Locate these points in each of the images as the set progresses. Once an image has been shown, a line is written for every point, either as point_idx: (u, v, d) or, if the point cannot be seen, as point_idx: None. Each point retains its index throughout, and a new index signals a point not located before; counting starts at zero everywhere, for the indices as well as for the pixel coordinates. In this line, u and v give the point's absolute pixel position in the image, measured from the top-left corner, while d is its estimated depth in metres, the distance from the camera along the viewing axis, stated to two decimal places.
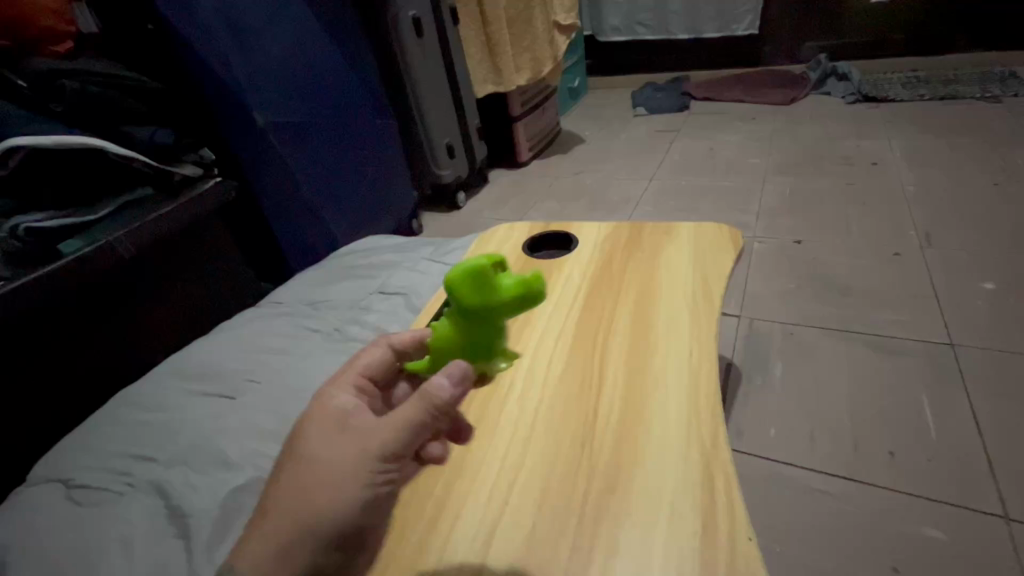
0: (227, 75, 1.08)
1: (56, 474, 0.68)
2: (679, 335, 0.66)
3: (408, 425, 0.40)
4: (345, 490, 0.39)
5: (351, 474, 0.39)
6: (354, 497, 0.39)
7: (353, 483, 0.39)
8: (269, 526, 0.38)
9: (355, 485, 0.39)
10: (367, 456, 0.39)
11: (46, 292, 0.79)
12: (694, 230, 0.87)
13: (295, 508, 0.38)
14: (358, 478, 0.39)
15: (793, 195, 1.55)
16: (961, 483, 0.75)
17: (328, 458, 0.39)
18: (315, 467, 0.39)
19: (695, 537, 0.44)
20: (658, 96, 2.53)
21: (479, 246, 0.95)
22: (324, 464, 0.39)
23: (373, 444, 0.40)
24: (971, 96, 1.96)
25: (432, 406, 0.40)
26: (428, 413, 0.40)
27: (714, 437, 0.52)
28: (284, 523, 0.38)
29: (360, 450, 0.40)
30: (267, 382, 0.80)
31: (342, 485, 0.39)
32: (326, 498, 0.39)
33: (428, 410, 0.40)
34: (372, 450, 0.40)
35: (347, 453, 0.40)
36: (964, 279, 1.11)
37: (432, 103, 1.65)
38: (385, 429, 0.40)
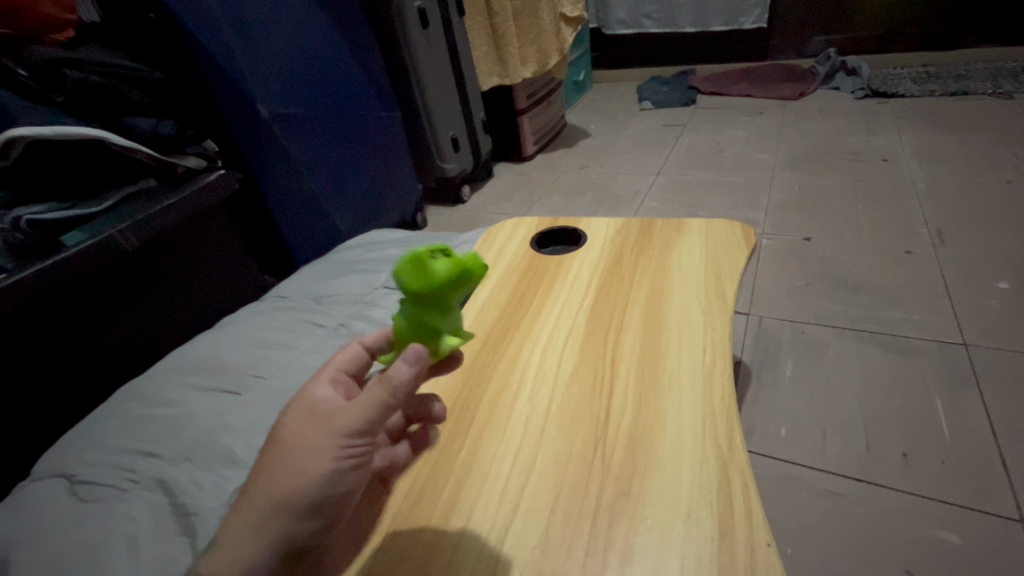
0: (230, 66, 1.06)
1: (60, 468, 0.68)
2: (692, 334, 0.65)
3: (366, 407, 0.39)
4: (313, 467, 0.39)
5: (319, 451, 0.39)
6: (323, 473, 0.39)
7: (321, 461, 0.39)
8: (257, 507, 0.39)
9: (323, 462, 0.39)
10: (333, 439, 0.39)
11: (47, 286, 0.78)
12: (704, 226, 0.86)
13: (270, 486, 0.39)
14: (326, 455, 0.39)
15: (802, 191, 1.53)
16: (974, 486, 0.74)
17: (299, 443, 0.40)
18: (289, 446, 0.40)
19: (712, 542, 0.43)
20: (664, 90, 2.50)
21: (486, 240, 0.94)
22: (296, 449, 0.40)
23: (337, 423, 0.39)
24: (982, 91, 1.93)
25: (392, 386, 0.39)
26: (388, 394, 0.39)
27: (729, 439, 0.51)
28: (263, 499, 0.39)
29: (327, 429, 0.40)
30: (272, 377, 0.79)
31: (311, 463, 0.39)
32: (298, 476, 0.39)
33: (385, 392, 0.39)
34: (336, 432, 0.39)
35: (315, 437, 0.40)
36: (976, 278, 1.09)
37: (437, 95, 1.63)
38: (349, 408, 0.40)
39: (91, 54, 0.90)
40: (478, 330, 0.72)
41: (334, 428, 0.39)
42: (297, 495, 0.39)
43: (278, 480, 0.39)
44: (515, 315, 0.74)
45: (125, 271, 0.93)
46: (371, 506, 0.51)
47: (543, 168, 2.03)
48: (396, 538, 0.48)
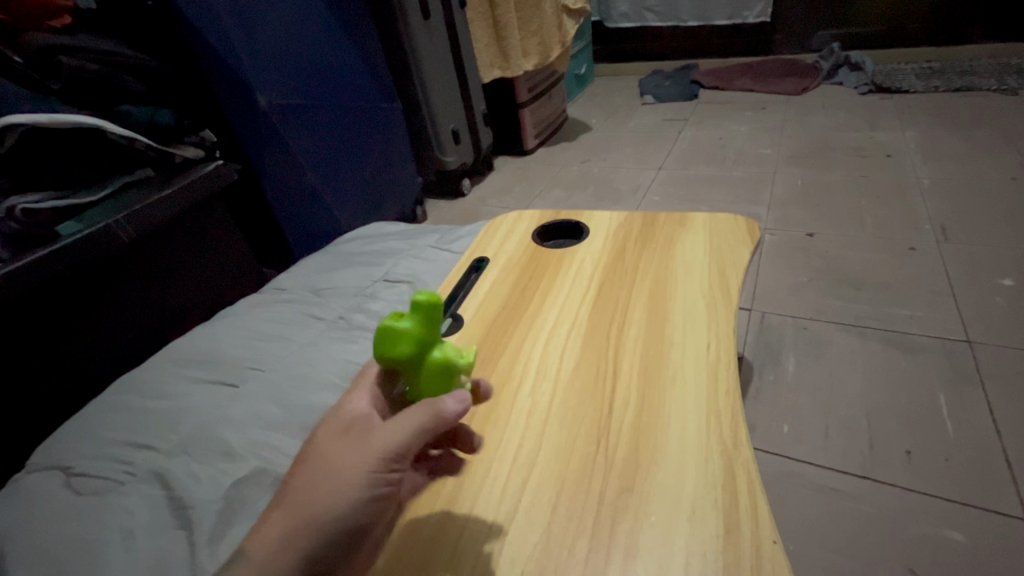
0: (228, 55, 1.05)
1: (55, 460, 0.67)
2: (696, 329, 0.64)
3: (409, 433, 0.39)
4: (349, 493, 0.38)
5: (354, 473, 0.38)
6: (358, 498, 0.38)
7: (357, 485, 0.38)
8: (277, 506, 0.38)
9: (358, 487, 0.38)
10: (373, 463, 0.39)
11: (42, 277, 0.77)
12: (708, 219, 0.85)
13: (297, 508, 0.38)
14: (362, 479, 0.39)
15: (805, 186, 1.52)
16: (978, 484, 0.73)
17: (338, 464, 0.39)
18: (321, 466, 0.39)
19: (717, 539, 0.42)
20: (666, 84, 2.49)
21: (487, 234, 0.93)
22: (334, 468, 0.39)
23: (377, 447, 0.39)
24: (986, 87, 1.92)
25: (439, 417, 0.40)
26: (433, 423, 0.40)
27: (734, 434, 0.50)
28: (286, 522, 0.38)
29: (363, 450, 0.39)
30: (270, 370, 0.79)
31: (346, 487, 0.38)
32: (328, 498, 0.38)
33: (428, 423, 0.40)
34: (376, 457, 0.39)
35: (354, 459, 0.39)
36: (981, 275, 1.09)
37: (437, 86, 1.62)
38: (388, 433, 0.39)
39: (87, 41, 0.88)
40: (479, 325, 0.71)
41: (373, 452, 0.39)
42: (327, 520, 0.38)
43: (307, 503, 0.38)
44: (516, 310, 0.73)
45: (122, 263, 0.92)
46: None
47: (544, 162, 2.01)
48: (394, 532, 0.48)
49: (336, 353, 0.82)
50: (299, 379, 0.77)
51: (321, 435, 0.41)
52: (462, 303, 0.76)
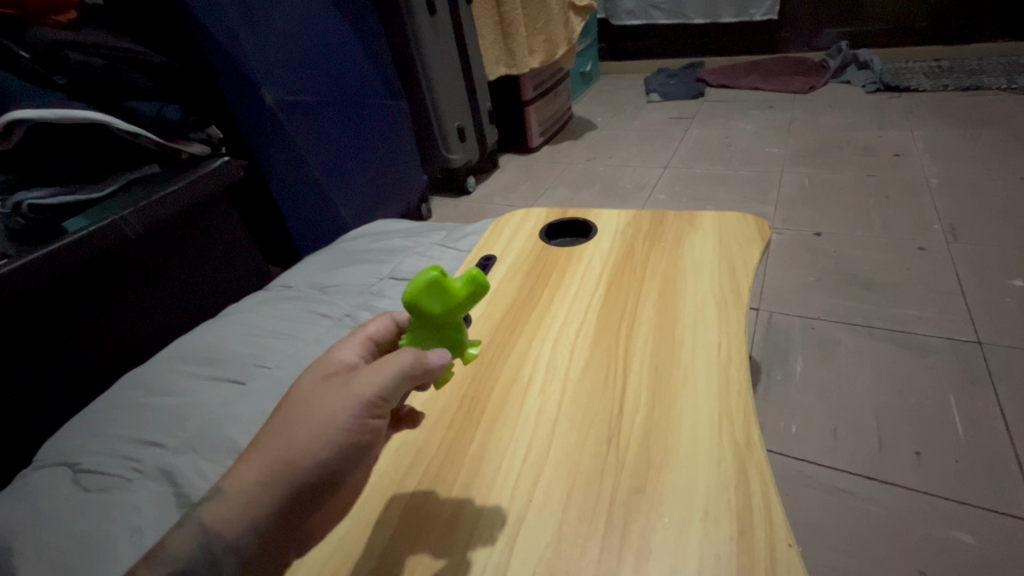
0: (235, 51, 1.04)
1: (63, 456, 0.67)
2: (706, 328, 0.63)
3: (386, 375, 0.40)
4: (324, 435, 0.38)
5: (331, 414, 0.39)
6: (335, 438, 0.38)
7: (335, 428, 0.39)
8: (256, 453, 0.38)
9: (334, 426, 0.38)
10: (353, 405, 0.39)
11: (50, 273, 0.77)
12: (718, 218, 0.84)
13: (275, 447, 0.38)
14: (343, 421, 0.39)
15: (812, 185, 1.51)
16: (989, 486, 0.73)
17: (319, 404, 0.39)
18: (300, 407, 0.39)
19: (731, 541, 0.42)
20: (672, 82, 2.47)
21: (494, 232, 0.92)
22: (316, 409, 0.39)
23: (357, 388, 0.39)
24: (996, 86, 1.90)
25: (416, 364, 0.41)
26: (404, 367, 0.40)
27: (747, 435, 0.50)
28: (264, 462, 0.37)
29: (343, 389, 0.40)
30: (277, 367, 0.78)
31: (323, 425, 0.38)
32: (303, 439, 0.38)
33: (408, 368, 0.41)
34: (356, 399, 0.39)
35: (336, 400, 0.39)
36: (991, 275, 1.08)
37: (443, 83, 1.61)
38: (365, 376, 0.40)
39: (92, 36, 0.88)
40: (486, 323, 0.71)
41: (349, 393, 0.39)
42: (302, 461, 0.38)
43: (285, 440, 0.38)
44: (524, 308, 0.72)
45: (128, 259, 0.92)
46: (381, 499, 0.51)
47: (549, 160, 2.01)
48: (406, 532, 0.48)
49: None
50: None
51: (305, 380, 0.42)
52: None
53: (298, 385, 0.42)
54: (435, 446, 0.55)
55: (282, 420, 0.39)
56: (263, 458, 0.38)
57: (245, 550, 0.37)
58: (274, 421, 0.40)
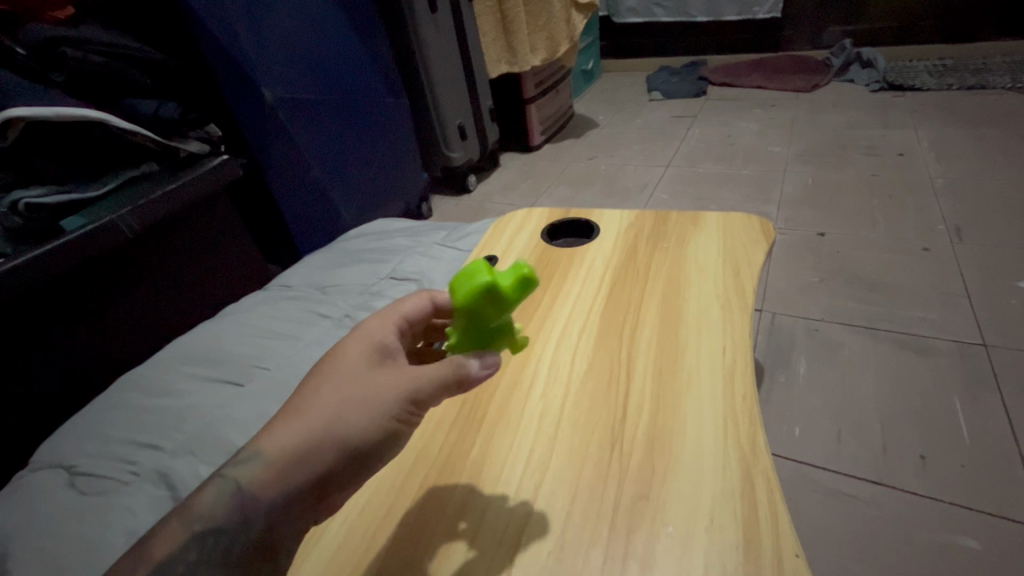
0: (234, 47, 1.03)
1: (59, 458, 0.67)
2: (710, 331, 0.62)
3: (433, 381, 0.41)
4: (365, 425, 0.39)
5: (384, 405, 0.40)
6: (374, 430, 0.39)
7: (374, 419, 0.40)
8: (293, 431, 0.39)
9: (374, 419, 0.39)
10: (397, 401, 0.40)
11: (46, 272, 0.76)
12: (722, 218, 0.84)
13: (313, 427, 0.39)
14: (383, 414, 0.40)
15: (815, 185, 1.50)
16: (996, 491, 0.72)
17: (363, 393, 0.40)
18: (351, 387, 0.40)
19: (736, 550, 0.41)
20: (674, 80, 2.46)
21: (495, 232, 0.91)
22: (358, 397, 0.40)
23: (403, 387, 0.41)
24: (1000, 85, 1.89)
25: (463, 372, 0.42)
26: (460, 376, 0.42)
27: (752, 441, 0.49)
28: (299, 442, 0.38)
29: (388, 383, 0.41)
30: (277, 368, 0.78)
31: (365, 416, 0.39)
32: (353, 423, 0.39)
33: (453, 377, 0.42)
34: (401, 397, 0.40)
35: (379, 393, 0.40)
36: (997, 277, 1.07)
37: (444, 81, 1.60)
38: (423, 375, 0.41)
39: (90, 32, 0.87)
40: None
41: (404, 388, 0.41)
42: (335, 448, 0.39)
43: (323, 424, 0.39)
44: (526, 310, 0.72)
45: (128, 257, 0.91)
46: (380, 503, 0.50)
47: (551, 158, 2.00)
48: (405, 538, 0.47)
49: None
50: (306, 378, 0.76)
51: (346, 358, 0.42)
52: None
53: (342, 358, 0.42)
54: (435, 449, 0.54)
55: (329, 396, 0.40)
56: (306, 429, 0.38)
57: (250, 538, 0.37)
58: (318, 393, 0.40)
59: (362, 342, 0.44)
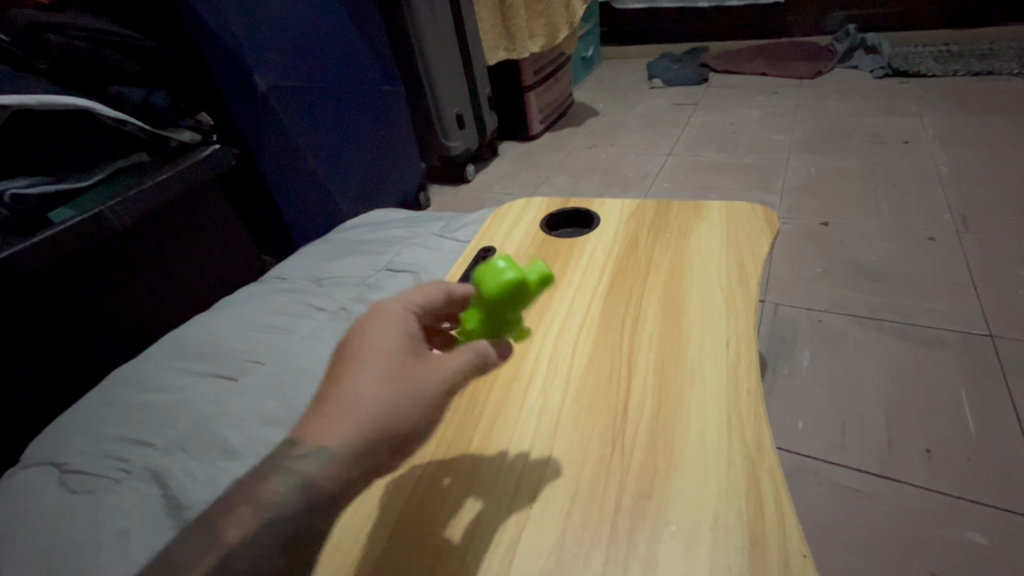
0: (225, 35, 1.00)
1: (49, 455, 0.65)
2: (714, 324, 0.61)
3: (468, 363, 0.40)
4: (420, 409, 0.37)
5: (432, 389, 0.38)
6: (428, 416, 0.37)
7: (426, 404, 0.37)
8: (347, 422, 0.35)
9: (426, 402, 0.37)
10: (443, 385, 0.38)
11: (34, 265, 0.74)
12: (725, 208, 0.82)
13: (368, 415, 0.35)
14: (433, 398, 0.37)
15: (819, 173, 1.48)
16: (1003, 485, 0.71)
17: (409, 377, 0.37)
18: (402, 371, 0.37)
19: (742, 552, 0.40)
20: (675, 67, 2.42)
21: (493, 222, 0.89)
22: (407, 382, 0.37)
23: (447, 369, 0.38)
24: (1007, 71, 1.86)
25: (487, 355, 0.41)
26: (491, 362, 0.41)
27: (757, 438, 0.47)
28: (358, 431, 0.35)
29: (432, 365, 0.38)
30: (271, 362, 0.76)
31: (417, 399, 0.37)
32: (408, 411, 0.36)
33: (485, 360, 0.41)
34: (445, 380, 0.38)
35: (423, 376, 0.37)
36: (1003, 266, 1.05)
37: (441, 68, 1.57)
38: (462, 357, 0.40)
39: (75, 18, 0.85)
40: None
41: (451, 370, 0.39)
42: (393, 436, 0.36)
43: (381, 411, 0.35)
44: None
45: (119, 249, 0.89)
46: (375, 503, 0.48)
47: (551, 147, 1.97)
48: (402, 539, 0.45)
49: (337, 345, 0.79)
50: (300, 372, 0.74)
51: (373, 342, 0.38)
52: None
53: (374, 339, 0.38)
54: (431, 447, 0.52)
55: (378, 383, 0.36)
56: (361, 421, 0.35)
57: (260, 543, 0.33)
58: (361, 382, 0.36)
59: (391, 325, 0.40)
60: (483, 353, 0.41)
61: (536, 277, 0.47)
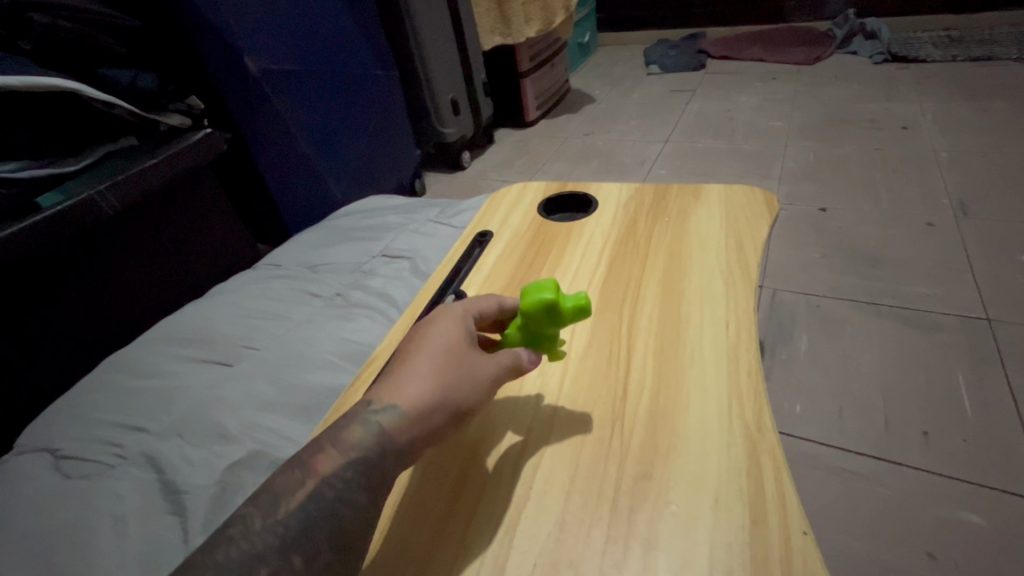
0: (215, 16, 0.98)
1: (43, 442, 0.64)
2: (714, 307, 0.60)
3: (511, 363, 0.44)
4: (475, 390, 0.41)
5: (484, 378, 0.42)
6: (480, 399, 0.41)
7: (480, 388, 0.41)
8: (418, 388, 0.39)
9: (477, 387, 0.41)
10: (493, 375, 0.42)
11: (23, 250, 0.73)
12: (724, 191, 0.81)
13: (434, 386, 0.39)
14: (485, 384, 0.42)
15: (817, 159, 1.47)
16: (999, 465, 0.71)
17: (468, 362, 0.41)
18: (464, 356, 0.42)
19: (743, 530, 0.40)
20: (672, 54, 2.40)
21: (491, 206, 0.88)
22: (466, 365, 0.41)
23: (496, 363, 0.43)
24: (1006, 56, 1.84)
25: (524, 362, 0.45)
26: (523, 367, 0.45)
27: (758, 418, 0.47)
28: (425, 394, 0.39)
29: (485, 356, 0.43)
30: (266, 348, 0.75)
31: (472, 381, 0.41)
32: (465, 391, 0.40)
33: (523, 363, 0.45)
34: (495, 372, 0.43)
35: (479, 364, 0.42)
36: (1001, 251, 1.05)
37: (437, 53, 1.55)
38: (507, 356, 0.44)
39: None
40: None
41: (500, 365, 0.43)
42: (451, 408, 0.40)
43: (444, 382, 0.40)
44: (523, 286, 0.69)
45: (112, 234, 0.88)
46: None
47: (548, 134, 1.95)
48: (402, 517, 0.44)
49: (333, 331, 0.78)
50: (297, 357, 0.73)
51: (442, 331, 0.43)
52: (465, 279, 0.73)
53: (442, 329, 0.43)
54: None
55: (444, 364, 0.41)
56: (431, 387, 0.39)
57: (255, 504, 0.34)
58: (430, 361, 0.41)
59: (455, 320, 0.44)
60: (520, 357, 0.45)
61: (574, 302, 0.47)
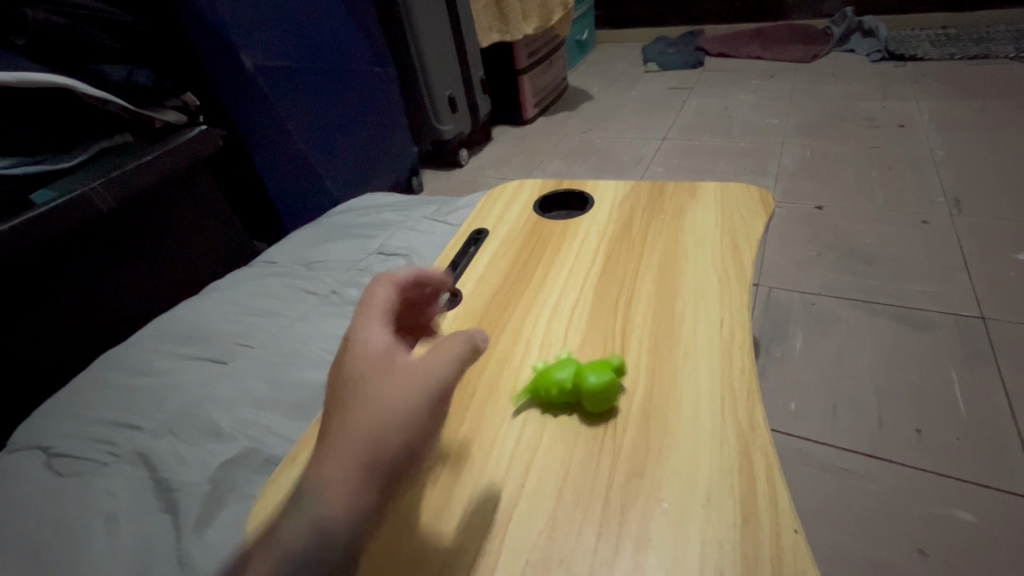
0: (211, 12, 0.97)
1: (35, 440, 0.64)
2: (708, 305, 0.60)
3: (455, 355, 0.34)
4: (418, 420, 0.31)
5: (426, 396, 0.32)
6: (427, 425, 0.32)
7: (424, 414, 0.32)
8: (339, 459, 0.30)
9: (421, 409, 0.32)
10: (433, 386, 0.33)
11: (16, 247, 0.73)
12: (719, 189, 0.81)
13: (364, 446, 0.30)
14: (429, 405, 0.32)
15: (813, 157, 1.47)
16: (990, 462, 0.71)
17: (390, 390, 0.32)
18: (388, 383, 0.32)
19: (734, 529, 0.40)
20: (670, 51, 2.40)
21: (487, 204, 0.88)
22: (390, 395, 0.31)
23: (431, 370, 0.33)
24: (1003, 55, 1.84)
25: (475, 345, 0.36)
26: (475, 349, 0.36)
27: (750, 417, 0.47)
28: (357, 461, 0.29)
29: (410, 366, 0.33)
30: (260, 346, 0.75)
31: (410, 408, 0.31)
32: (409, 427, 0.31)
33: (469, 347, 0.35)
34: (434, 378, 0.33)
35: (409, 385, 0.32)
36: (996, 249, 1.05)
37: (434, 50, 1.54)
38: (443, 351, 0.34)
39: None
40: (475, 301, 0.68)
41: (434, 368, 0.33)
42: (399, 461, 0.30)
43: (377, 434, 0.30)
44: (517, 284, 0.69)
45: (107, 231, 0.88)
46: None
47: (545, 132, 1.94)
48: (391, 519, 0.44)
49: (328, 329, 0.78)
50: (291, 355, 0.73)
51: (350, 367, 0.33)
52: (459, 277, 0.73)
53: (364, 339, 0.35)
54: None
55: (366, 412, 0.31)
56: (361, 451, 0.30)
57: None
58: (349, 416, 0.31)
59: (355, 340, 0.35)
60: (467, 347, 0.35)
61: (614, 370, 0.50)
